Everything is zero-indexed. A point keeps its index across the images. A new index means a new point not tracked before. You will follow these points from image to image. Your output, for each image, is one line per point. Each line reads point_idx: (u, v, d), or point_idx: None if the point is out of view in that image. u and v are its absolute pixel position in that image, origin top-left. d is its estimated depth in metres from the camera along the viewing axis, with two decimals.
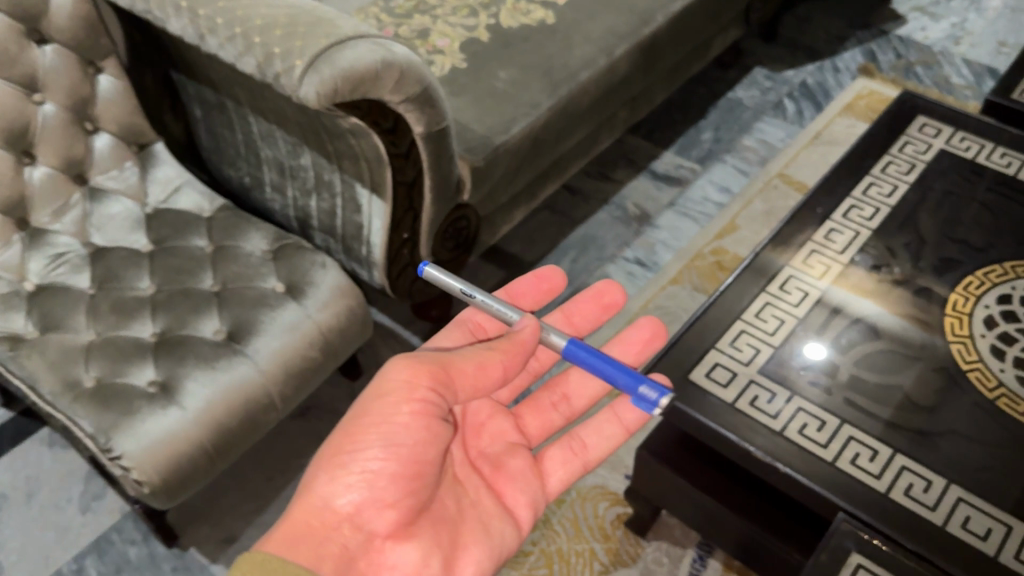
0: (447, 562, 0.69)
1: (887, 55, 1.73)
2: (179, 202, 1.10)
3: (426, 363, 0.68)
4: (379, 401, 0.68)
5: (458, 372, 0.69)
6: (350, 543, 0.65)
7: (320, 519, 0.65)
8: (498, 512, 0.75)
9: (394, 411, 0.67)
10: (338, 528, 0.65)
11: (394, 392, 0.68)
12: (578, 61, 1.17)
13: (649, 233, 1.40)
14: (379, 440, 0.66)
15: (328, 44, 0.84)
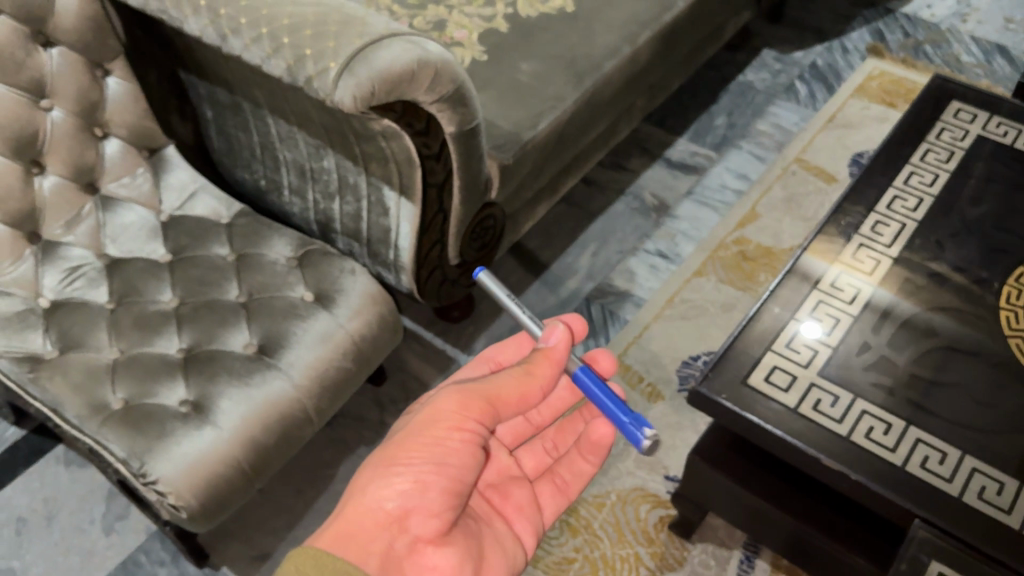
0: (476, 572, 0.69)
1: (895, 34, 1.71)
2: (196, 208, 1.05)
3: (476, 392, 0.68)
4: (431, 424, 0.67)
5: (504, 401, 0.69)
6: (396, 544, 0.65)
7: (370, 522, 0.65)
8: (508, 532, 0.76)
9: (445, 436, 0.67)
10: (386, 530, 0.65)
11: (448, 415, 0.67)
12: (601, 51, 1.14)
13: (669, 224, 1.38)
14: (430, 457, 0.66)
15: (362, 45, 0.79)
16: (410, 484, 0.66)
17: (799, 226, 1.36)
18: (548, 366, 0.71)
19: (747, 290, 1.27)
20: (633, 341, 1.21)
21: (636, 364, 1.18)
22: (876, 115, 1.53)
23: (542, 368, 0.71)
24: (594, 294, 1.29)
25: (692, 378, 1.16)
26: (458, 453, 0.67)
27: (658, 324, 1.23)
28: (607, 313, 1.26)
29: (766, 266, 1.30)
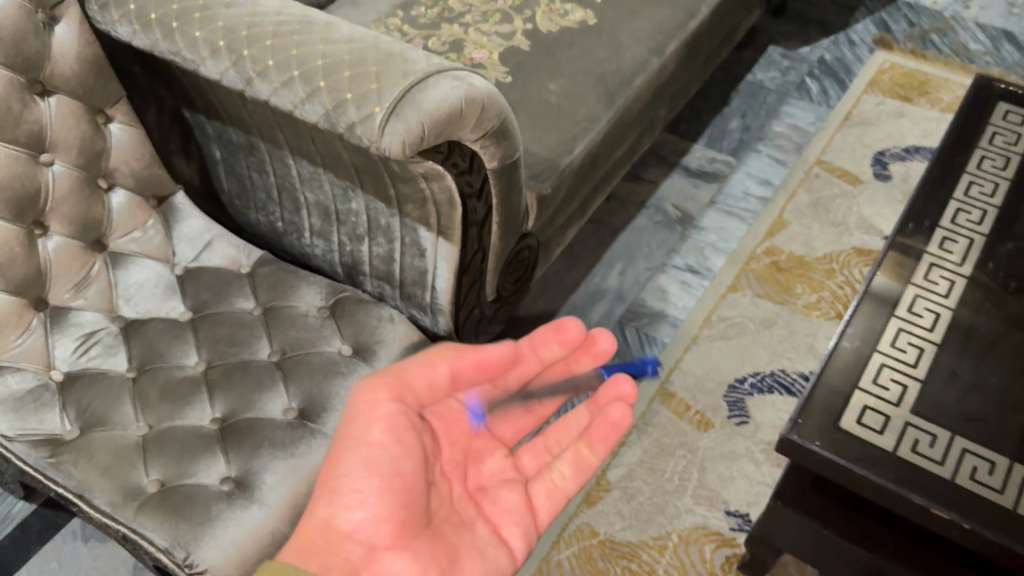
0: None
1: (899, 25, 1.68)
2: (213, 258, 0.97)
3: (386, 376, 0.71)
4: (354, 420, 0.68)
5: (412, 379, 0.72)
6: (353, 557, 0.63)
7: (323, 539, 0.63)
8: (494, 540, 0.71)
9: (365, 426, 0.67)
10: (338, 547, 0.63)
11: (363, 408, 0.69)
12: (631, 65, 1.08)
13: (695, 237, 1.33)
14: (357, 460, 0.65)
15: (409, 85, 0.74)
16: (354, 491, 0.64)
17: (829, 232, 1.31)
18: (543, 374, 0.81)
19: (786, 303, 1.23)
20: (674, 366, 1.16)
21: (681, 391, 1.13)
22: (893, 110, 1.49)
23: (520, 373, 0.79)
24: (627, 316, 1.23)
25: (741, 402, 1.12)
26: (386, 447, 0.67)
27: (698, 347, 1.18)
28: (643, 336, 1.20)
29: (801, 277, 1.26)
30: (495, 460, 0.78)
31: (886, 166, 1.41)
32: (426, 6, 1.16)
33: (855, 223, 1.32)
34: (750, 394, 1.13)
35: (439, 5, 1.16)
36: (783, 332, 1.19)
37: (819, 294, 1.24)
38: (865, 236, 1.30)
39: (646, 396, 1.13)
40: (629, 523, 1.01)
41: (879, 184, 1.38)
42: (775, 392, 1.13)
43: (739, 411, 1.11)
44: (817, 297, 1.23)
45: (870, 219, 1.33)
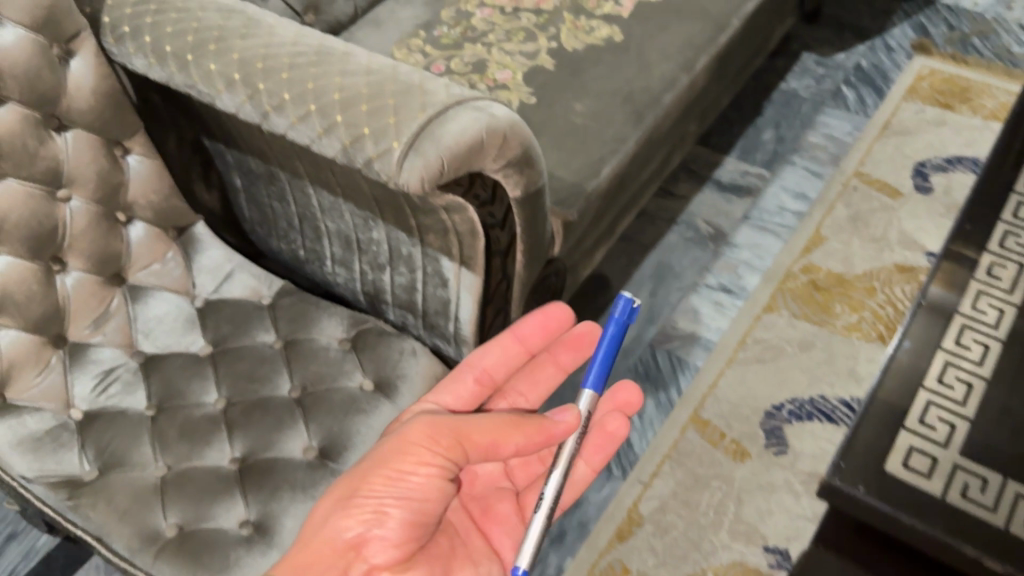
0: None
1: (939, 28, 1.62)
2: (233, 289, 0.95)
3: (446, 426, 0.69)
4: (399, 454, 0.69)
5: (475, 445, 0.69)
6: (357, 567, 0.69)
7: (329, 551, 0.68)
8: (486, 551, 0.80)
9: (410, 469, 0.68)
10: (346, 555, 0.68)
11: (416, 447, 0.68)
12: (659, 83, 1.04)
13: (728, 254, 1.29)
14: (389, 491, 0.68)
15: (428, 118, 0.71)
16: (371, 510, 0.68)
17: (869, 248, 1.27)
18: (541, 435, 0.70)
19: (824, 324, 1.18)
20: (708, 393, 1.12)
21: (715, 419, 1.10)
22: (933, 118, 1.44)
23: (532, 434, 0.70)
24: (659, 339, 1.20)
25: (778, 430, 1.08)
26: (424, 487, 0.69)
27: (733, 371, 1.14)
28: (676, 360, 1.17)
29: (841, 296, 1.21)
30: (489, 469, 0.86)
31: (927, 177, 1.35)
32: (448, 25, 1.13)
33: (896, 238, 1.27)
34: (788, 422, 1.08)
35: (461, 23, 1.13)
36: (822, 355, 1.15)
37: (859, 314, 1.19)
38: (906, 253, 1.25)
39: (679, 424, 1.09)
40: (662, 560, 0.97)
41: (921, 196, 1.33)
42: (814, 419, 1.09)
43: (777, 440, 1.07)
44: (857, 318, 1.19)
45: (911, 234, 1.28)
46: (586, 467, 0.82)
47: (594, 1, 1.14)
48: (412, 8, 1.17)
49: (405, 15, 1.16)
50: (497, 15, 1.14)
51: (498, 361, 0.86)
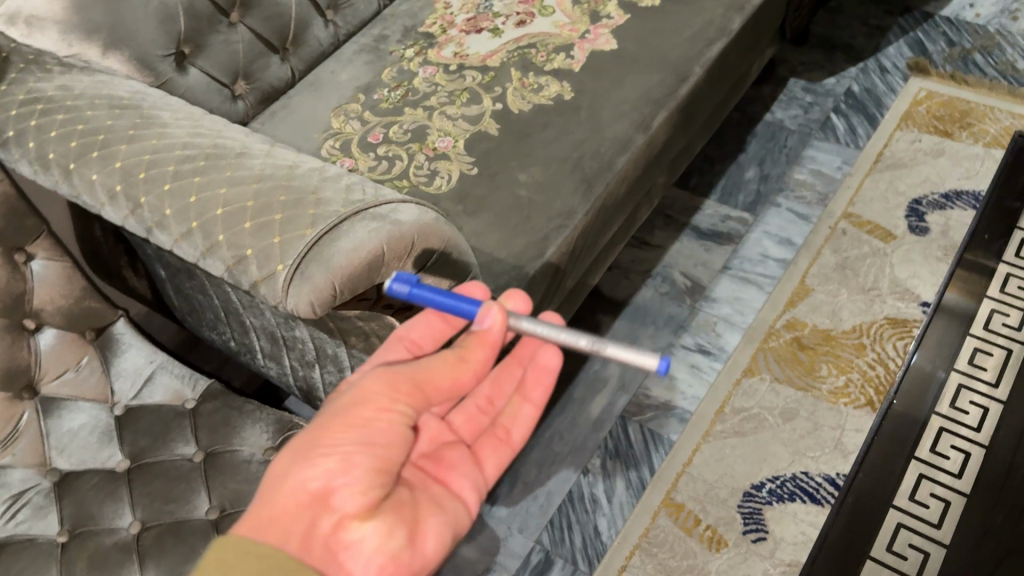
0: (417, 541, 0.50)
1: (937, 45, 1.51)
2: (155, 394, 0.89)
3: (402, 368, 0.52)
4: (352, 399, 0.50)
5: (439, 381, 0.53)
6: (318, 525, 0.47)
7: (287, 505, 0.47)
8: (448, 494, 0.56)
9: (371, 414, 0.49)
10: (306, 513, 0.47)
11: (376, 391, 0.51)
12: (611, 147, 0.96)
13: (707, 310, 1.19)
14: (353, 435, 0.49)
15: (317, 237, 0.64)
16: (335, 458, 0.48)
17: (858, 299, 1.17)
18: (485, 348, 0.55)
19: (809, 389, 1.09)
20: (683, 471, 1.03)
21: (690, 502, 1.01)
22: (929, 149, 1.34)
23: (478, 353, 0.55)
24: (630, 410, 1.10)
25: (758, 514, 0.99)
26: (394, 435, 0.50)
27: (710, 445, 1.05)
28: (648, 434, 1.08)
29: (826, 355, 1.12)
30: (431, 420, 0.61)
31: (923, 217, 1.25)
32: (389, 87, 1.06)
33: (888, 287, 1.18)
34: (768, 504, 1.00)
35: (403, 84, 1.06)
36: (806, 425, 1.06)
37: (847, 376, 1.10)
38: (899, 303, 1.16)
39: (650, 508, 1.01)
40: None
41: (915, 239, 1.23)
42: (796, 500, 1.00)
43: (755, 525, 0.98)
44: (844, 380, 1.09)
45: (905, 282, 1.18)
46: (526, 402, 0.64)
47: (544, 55, 1.06)
48: (353, 70, 1.10)
49: (346, 77, 1.09)
50: (441, 74, 1.06)
51: (428, 331, 0.62)
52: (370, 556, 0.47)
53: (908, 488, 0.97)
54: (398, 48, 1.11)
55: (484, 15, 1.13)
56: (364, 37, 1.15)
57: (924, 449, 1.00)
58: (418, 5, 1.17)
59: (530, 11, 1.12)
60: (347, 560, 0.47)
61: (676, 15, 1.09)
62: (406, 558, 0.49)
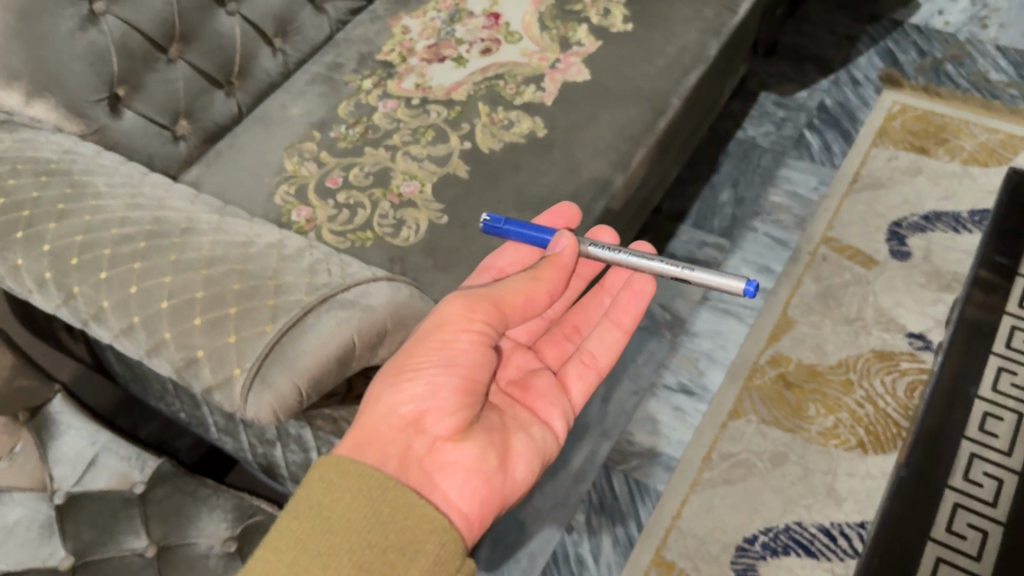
0: (505, 464, 0.61)
1: (908, 54, 1.47)
2: (99, 478, 0.80)
3: (479, 293, 0.60)
4: (434, 329, 0.60)
5: (512, 306, 0.61)
6: (415, 447, 0.58)
7: (385, 427, 0.58)
8: (535, 421, 0.68)
9: (452, 337, 0.59)
10: (402, 435, 0.58)
11: (454, 318, 0.60)
12: (590, 190, 0.90)
13: (687, 345, 1.14)
14: (438, 359, 0.59)
15: (279, 334, 0.56)
16: (423, 383, 0.58)
17: (843, 331, 1.13)
18: (556, 268, 0.64)
19: (798, 431, 1.04)
20: (672, 525, 0.98)
21: (681, 560, 0.96)
22: (907, 167, 1.30)
23: (550, 273, 0.64)
24: (614, 457, 1.05)
25: (752, 571, 0.95)
26: (471, 356, 0.60)
27: (699, 496, 1.00)
28: (634, 485, 1.02)
29: (814, 394, 1.08)
30: (522, 354, 0.74)
31: (904, 240, 1.22)
32: (346, 124, 0.98)
33: (872, 317, 1.14)
34: (762, 559, 0.95)
35: (362, 121, 0.98)
36: (797, 470, 1.01)
37: (836, 417, 1.05)
38: (885, 335, 1.12)
39: (640, 569, 0.95)
40: None
41: (897, 264, 1.19)
42: (791, 553, 0.95)
43: None
44: (833, 421, 1.05)
45: (890, 311, 1.14)
46: (618, 329, 0.76)
47: (512, 87, 0.99)
48: (305, 103, 1.01)
49: (298, 112, 1.00)
50: (403, 109, 0.98)
51: (516, 258, 0.77)
52: (461, 476, 0.58)
53: (944, 520, 0.86)
54: (354, 79, 1.03)
55: (446, 42, 1.05)
56: (316, 64, 1.06)
57: (958, 476, 0.89)
58: (372, 30, 1.09)
59: (495, 37, 1.04)
60: (441, 480, 0.57)
61: (651, 39, 1.03)
62: (494, 479, 0.60)
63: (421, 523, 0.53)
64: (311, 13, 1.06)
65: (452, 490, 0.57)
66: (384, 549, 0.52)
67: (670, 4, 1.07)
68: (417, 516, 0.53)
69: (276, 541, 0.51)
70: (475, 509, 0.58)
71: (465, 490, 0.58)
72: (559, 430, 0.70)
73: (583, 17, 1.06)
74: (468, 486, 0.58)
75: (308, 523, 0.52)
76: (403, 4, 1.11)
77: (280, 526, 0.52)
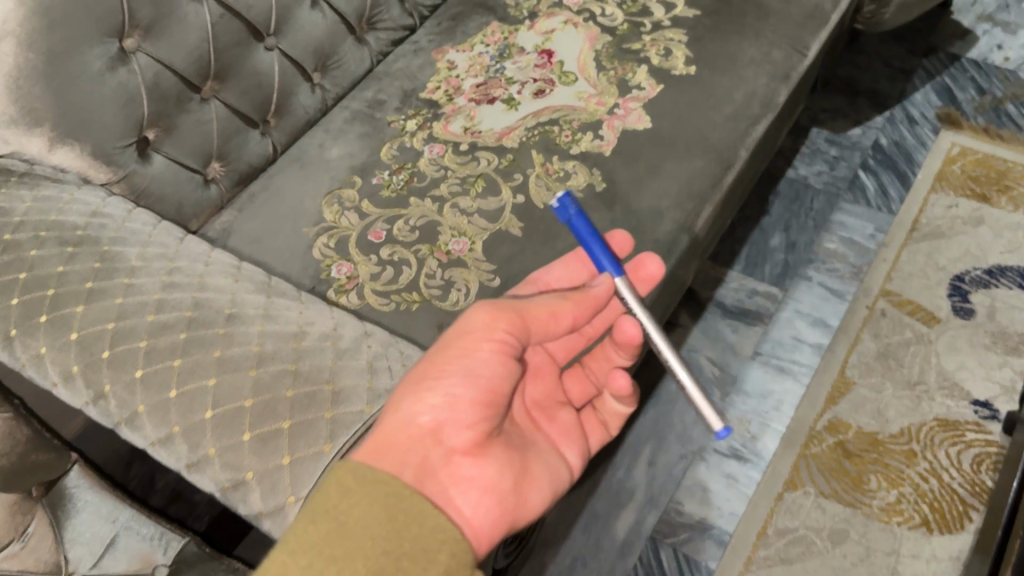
0: (523, 486, 0.53)
1: (967, 91, 1.40)
2: (119, 562, 0.74)
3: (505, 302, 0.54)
4: (458, 336, 0.53)
5: (537, 321, 0.54)
6: (431, 457, 0.50)
7: (401, 435, 0.50)
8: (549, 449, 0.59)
9: (472, 346, 0.52)
10: (417, 446, 0.50)
11: (477, 324, 0.53)
12: (653, 253, 0.84)
13: (738, 405, 1.08)
14: (458, 368, 0.52)
15: (338, 455, 0.50)
16: (443, 394, 0.51)
17: (904, 396, 1.07)
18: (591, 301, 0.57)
19: (858, 506, 0.98)
20: None
21: None
22: (968, 216, 1.24)
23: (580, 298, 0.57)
24: (661, 529, 0.98)
25: None
26: (491, 367, 0.52)
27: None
28: (683, 561, 0.96)
29: (875, 465, 1.01)
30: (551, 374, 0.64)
31: (967, 297, 1.15)
32: (390, 169, 0.91)
33: (935, 381, 1.08)
34: None
35: (406, 167, 0.91)
36: (858, 550, 0.95)
37: (899, 491, 0.99)
38: (949, 402, 1.06)
39: None
40: None
41: (960, 323, 1.13)
42: None
43: None
44: (896, 496, 0.99)
45: (953, 375, 1.08)
46: None
47: (568, 134, 0.92)
48: (345, 144, 0.95)
49: (337, 155, 0.94)
50: (450, 155, 0.92)
51: (566, 274, 0.64)
52: (477, 493, 0.50)
53: None
54: (397, 119, 0.96)
55: (495, 81, 0.98)
56: (356, 101, 0.99)
57: None
58: (416, 63, 1.02)
59: (548, 78, 0.97)
60: (455, 495, 0.50)
61: (716, 84, 0.96)
62: (510, 501, 0.52)
63: (435, 534, 0.46)
64: (352, 45, 0.99)
65: (465, 507, 0.50)
66: (400, 557, 0.45)
67: (737, 45, 1.00)
68: (433, 525, 0.47)
69: (290, 543, 0.45)
70: (487, 534, 0.50)
71: (480, 507, 0.50)
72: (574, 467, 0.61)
73: (642, 57, 0.99)
74: (482, 503, 0.50)
75: (325, 528, 0.45)
76: (448, 36, 1.05)
77: (295, 530, 0.45)
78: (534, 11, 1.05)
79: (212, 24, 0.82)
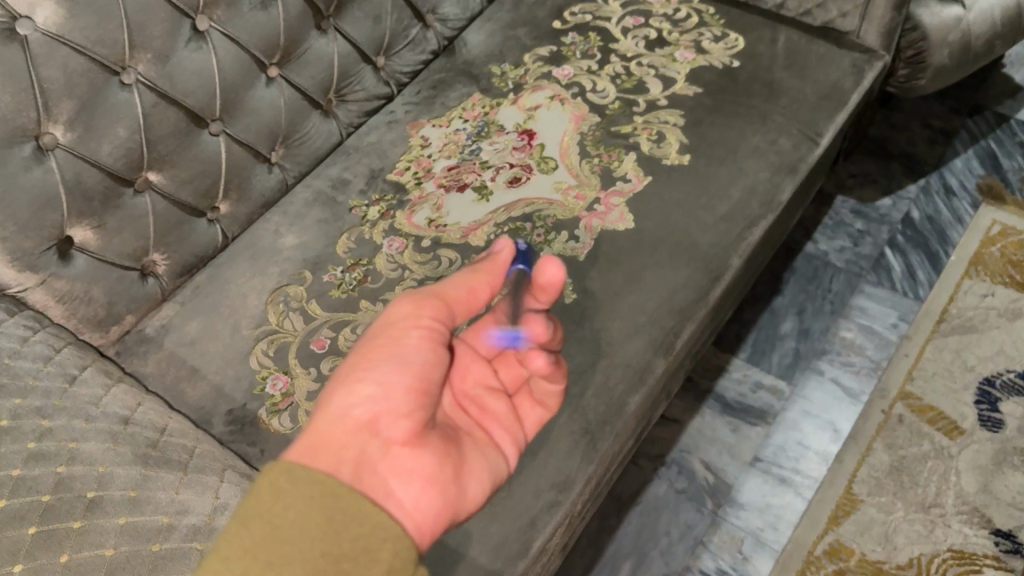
0: (458, 479, 0.53)
1: (1014, 159, 1.28)
2: None
3: (423, 290, 0.56)
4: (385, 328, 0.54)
5: (457, 300, 0.57)
6: (369, 450, 0.49)
7: (334, 430, 0.49)
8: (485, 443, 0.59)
9: (401, 334, 0.54)
10: (356, 438, 0.49)
11: (403, 314, 0.55)
12: (622, 381, 0.75)
13: (730, 519, 0.98)
14: (389, 355, 0.53)
15: None
16: (377, 383, 0.51)
17: (917, 520, 0.96)
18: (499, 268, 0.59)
19: None
20: None
21: None
22: (1004, 307, 1.12)
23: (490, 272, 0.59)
24: None
25: None
26: (421, 355, 0.54)
27: None
28: None
29: None
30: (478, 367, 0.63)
31: (996, 404, 1.04)
32: (344, 265, 0.84)
33: (953, 504, 0.97)
34: None
35: (361, 262, 0.84)
36: None
37: None
38: (967, 530, 0.95)
39: None
40: None
41: (986, 436, 1.01)
42: None
43: None
44: None
45: (975, 498, 0.97)
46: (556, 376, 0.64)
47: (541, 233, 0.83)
48: (301, 232, 0.87)
49: (291, 244, 0.86)
50: (410, 252, 0.84)
51: None
52: (418, 484, 0.49)
53: None
54: (360, 204, 0.88)
55: (469, 164, 0.90)
56: (319, 180, 0.92)
57: None
58: (387, 138, 0.94)
59: (526, 163, 0.89)
60: (396, 487, 0.48)
61: (712, 177, 0.86)
62: (450, 493, 0.51)
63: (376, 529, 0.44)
64: (318, 120, 0.92)
65: (407, 499, 0.48)
66: (340, 558, 0.43)
67: (739, 131, 0.90)
68: (377, 523, 0.44)
69: (221, 554, 0.42)
70: (429, 526, 0.49)
71: (421, 499, 0.49)
72: (510, 458, 0.62)
73: (631, 143, 0.90)
74: (424, 496, 0.49)
75: (260, 531, 0.43)
76: (426, 108, 0.96)
77: (227, 536, 0.43)
78: (519, 83, 0.97)
79: (145, 115, 0.75)
